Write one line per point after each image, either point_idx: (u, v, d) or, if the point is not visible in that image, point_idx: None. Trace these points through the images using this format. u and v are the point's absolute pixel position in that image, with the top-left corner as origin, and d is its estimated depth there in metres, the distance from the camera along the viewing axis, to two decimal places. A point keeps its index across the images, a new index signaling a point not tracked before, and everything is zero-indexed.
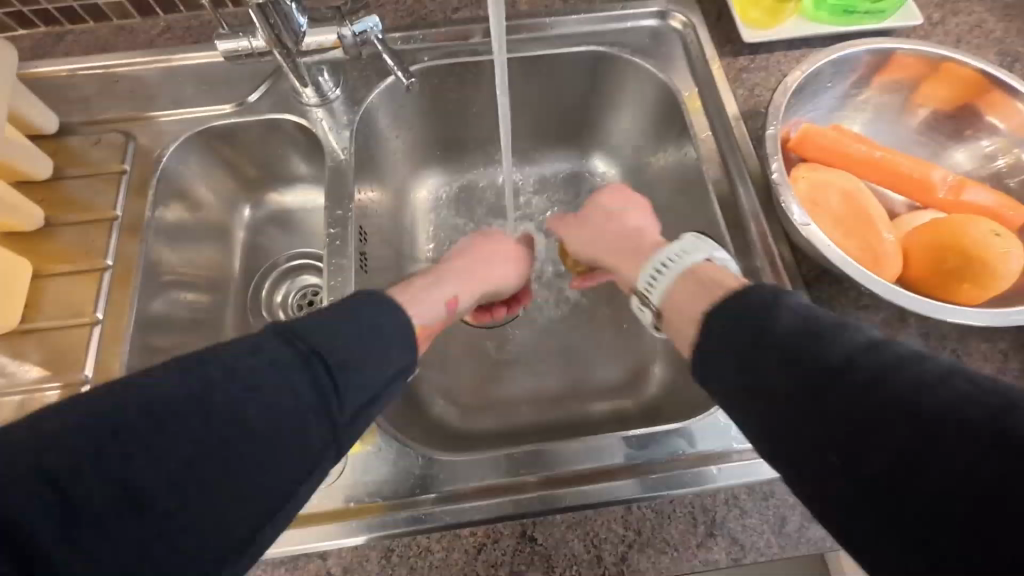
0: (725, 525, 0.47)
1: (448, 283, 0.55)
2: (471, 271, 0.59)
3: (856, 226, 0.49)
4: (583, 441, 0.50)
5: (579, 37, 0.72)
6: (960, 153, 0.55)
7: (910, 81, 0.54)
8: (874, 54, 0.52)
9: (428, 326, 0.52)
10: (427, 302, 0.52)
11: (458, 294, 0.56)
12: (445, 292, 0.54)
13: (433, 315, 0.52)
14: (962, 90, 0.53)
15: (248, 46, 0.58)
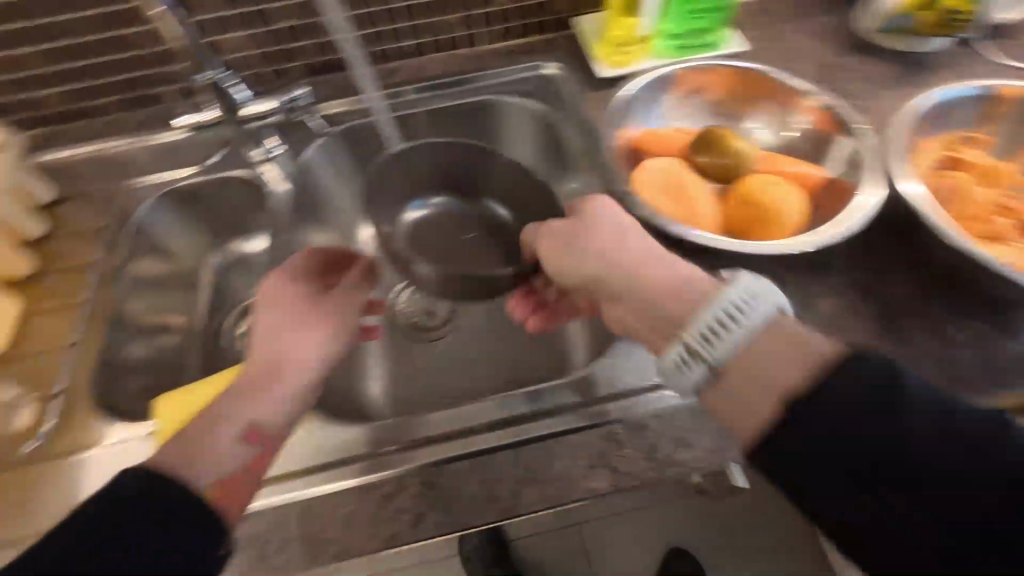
0: (603, 457, 0.53)
1: (229, 416, 0.46)
2: (284, 366, 0.49)
3: (680, 195, 0.60)
4: (477, 403, 0.54)
5: (478, 88, 0.87)
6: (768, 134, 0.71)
7: (712, 87, 0.71)
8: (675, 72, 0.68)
9: (229, 479, 0.43)
10: (236, 453, 0.45)
11: (253, 420, 0.46)
12: (236, 429, 0.46)
13: (226, 461, 0.44)
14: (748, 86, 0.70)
15: (201, 118, 0.74)
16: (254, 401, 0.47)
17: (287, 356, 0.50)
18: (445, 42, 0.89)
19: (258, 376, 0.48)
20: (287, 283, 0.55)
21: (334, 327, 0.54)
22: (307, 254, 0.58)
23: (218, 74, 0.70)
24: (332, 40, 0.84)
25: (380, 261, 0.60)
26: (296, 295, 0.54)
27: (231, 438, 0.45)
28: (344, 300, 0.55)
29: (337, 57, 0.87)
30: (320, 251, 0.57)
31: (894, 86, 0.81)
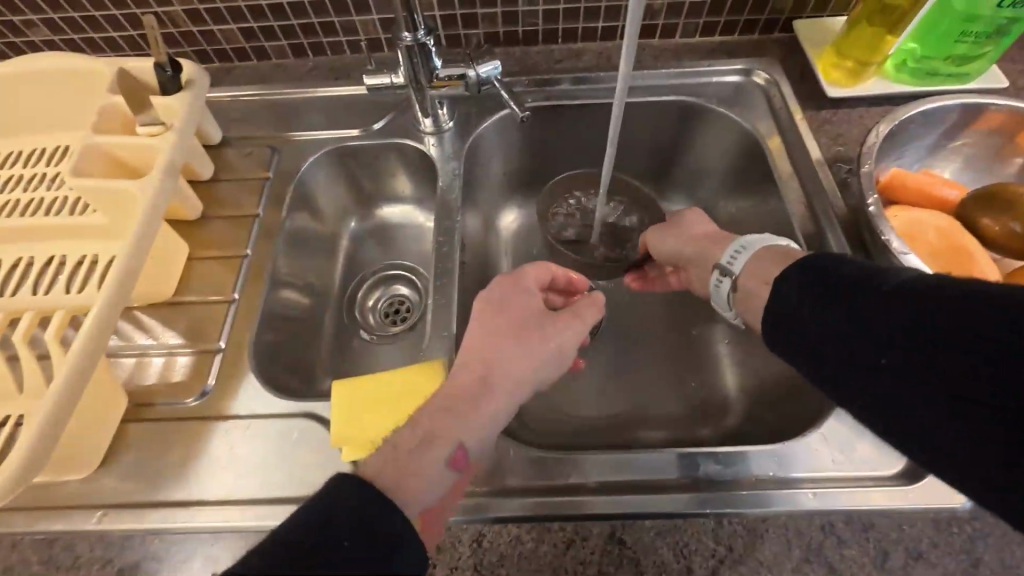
0: (821, 552, 0.45)
1: (441, 429, 0.44)
2: (497, 390, 0.47)
3: (955, 262, 0.50)
4: (658, 452, 0.50)
5: (670, 88, 0.79)
6: None
7: (1007, 134, 0.57)
8: (967, 108, 0.56)
9: (433, 507, 0.43)
10: (436, 477, 0.43)
11: (461, 445, 0.44)
12: (445, 448, 0.43)
13: (438, 484, 0.42)
14: None
15: (389, 81, 0.68)
16: (466, 421, 0.45)
17: (501, 377, 0.48)
18: (640, 29, 0.81)
19: (472, 387, 0.47)
20: (522, 291, 0.53)
21: (546, 358, 0.50)
22: (529, 270, 0.56)
23: (423, 37, 0.64)
24: (525, 11, 0.77)
25: (594, 299, 0.54)
26: (525, 305, 0.52)
27: (438, 461, 0.43)
28: (562, 328, 0.51)
29: (523, 31, 0.80)
30: (550, 269, 0.57)
31: None
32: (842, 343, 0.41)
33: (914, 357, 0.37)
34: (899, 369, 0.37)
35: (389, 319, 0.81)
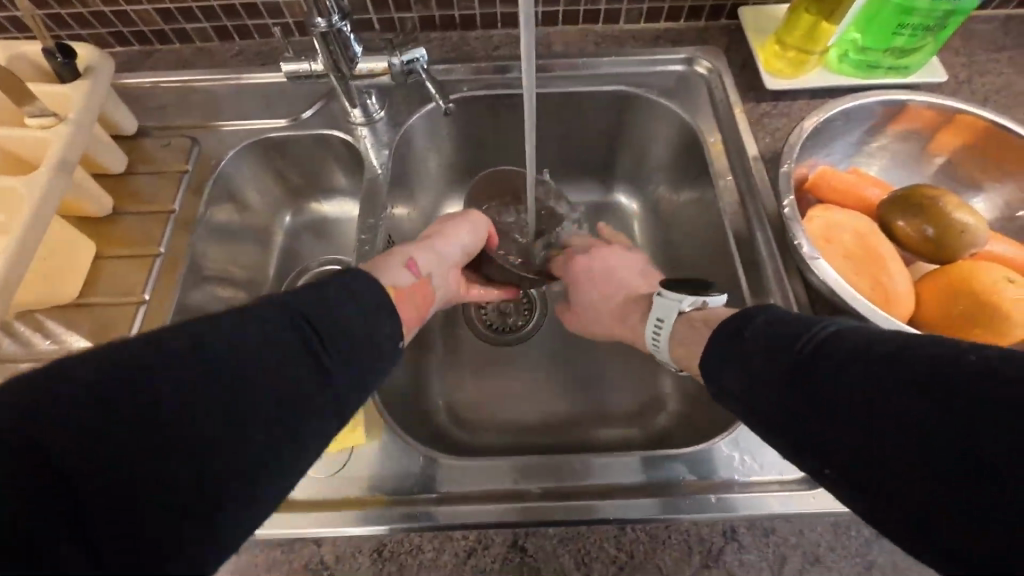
0: (719, 557, 0.45)
1: (403, 249, 0.57)
2: (437, 239, 0.58)
3: (869, 264, 0.49)
4: (581, 457, 0.50)
5: (611, 77, 0.76)
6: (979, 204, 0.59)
7: (927, 132, 0.58)
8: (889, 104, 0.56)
9: (401, 289, 0.53)
10: (396, 269, 0.54)
11: (415, 257, 0.56)
12: (404, 257, 0.56)
13: (396, 277, 0.53)
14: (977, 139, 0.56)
15: (308, 68, 0.65)
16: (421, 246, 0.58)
17: (440, 232, 0.60)
18: (581, 15, 0.78)
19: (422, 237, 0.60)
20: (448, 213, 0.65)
21: (475, 229, 0.62)
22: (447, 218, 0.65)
23: (337, 22, 0.60)
24: None
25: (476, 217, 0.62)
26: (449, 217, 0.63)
27: (398, 258, 0.55)
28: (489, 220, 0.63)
29: (459, 15, 0.76)
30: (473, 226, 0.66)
31: None
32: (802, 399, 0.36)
33: (866, 409, 0.32)
34: (852, 426, 0.33)
35: None
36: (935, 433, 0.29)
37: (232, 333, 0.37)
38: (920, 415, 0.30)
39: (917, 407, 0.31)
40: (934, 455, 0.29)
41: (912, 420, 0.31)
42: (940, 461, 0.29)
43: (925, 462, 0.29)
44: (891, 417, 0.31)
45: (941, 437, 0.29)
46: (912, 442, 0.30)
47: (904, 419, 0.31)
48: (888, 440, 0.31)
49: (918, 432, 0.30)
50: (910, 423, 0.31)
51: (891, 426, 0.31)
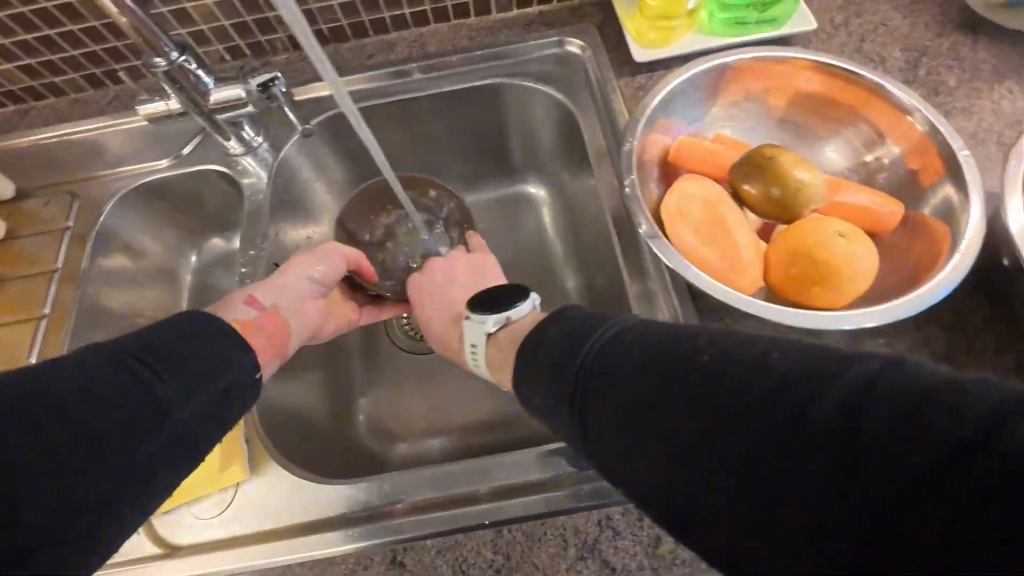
0: (596, 547, 0.45)
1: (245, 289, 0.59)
2: (281, 272, 0.60)
3: (717, 235, 0.47)
4: (460, 463, 0.50)
5: (486, 71, 0.75)
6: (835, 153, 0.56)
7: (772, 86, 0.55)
8: (723, 66, 0.53)
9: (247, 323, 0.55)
10: (237, 307, 0.56)
11: (257, 293, 0.58)
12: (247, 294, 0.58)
13: (238, 315, 0.55)
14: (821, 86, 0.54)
15: (165, 107, 0.64)
16: (270, 283, 0.59)
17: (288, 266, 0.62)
18: (450, 11, 0.76)
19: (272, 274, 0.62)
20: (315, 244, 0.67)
21: (325, 258, 0.63)
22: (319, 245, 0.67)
23: (177, 58, 0.59)
24: (318, 9, 0.72)
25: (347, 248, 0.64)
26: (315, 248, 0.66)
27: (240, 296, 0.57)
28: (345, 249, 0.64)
29: (327, 29, 0.75)
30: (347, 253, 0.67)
31: (1008, 77, 0.64)
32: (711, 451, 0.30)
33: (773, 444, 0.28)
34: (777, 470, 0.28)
35: None
36: (886, 452, 0.25)
37: (76, 372, 0.41)
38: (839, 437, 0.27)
39: (833, 425, 0.27)
40: (901, 482, 0.25)
41: (843, 445, 0.26)
42: (913, 485, 0.24)
43: (896, 494, 0.25)
44: (817, 445, 0.27)
45: (890, 452, 0.25)
46: (864, 469, 0.25)
47: (834, 444, 0.27)
48: (832, 476, 0.26)
49: (863, 455, 0.26)
50: (842, 450, 0.26)
51: (822, 457, 0.27)
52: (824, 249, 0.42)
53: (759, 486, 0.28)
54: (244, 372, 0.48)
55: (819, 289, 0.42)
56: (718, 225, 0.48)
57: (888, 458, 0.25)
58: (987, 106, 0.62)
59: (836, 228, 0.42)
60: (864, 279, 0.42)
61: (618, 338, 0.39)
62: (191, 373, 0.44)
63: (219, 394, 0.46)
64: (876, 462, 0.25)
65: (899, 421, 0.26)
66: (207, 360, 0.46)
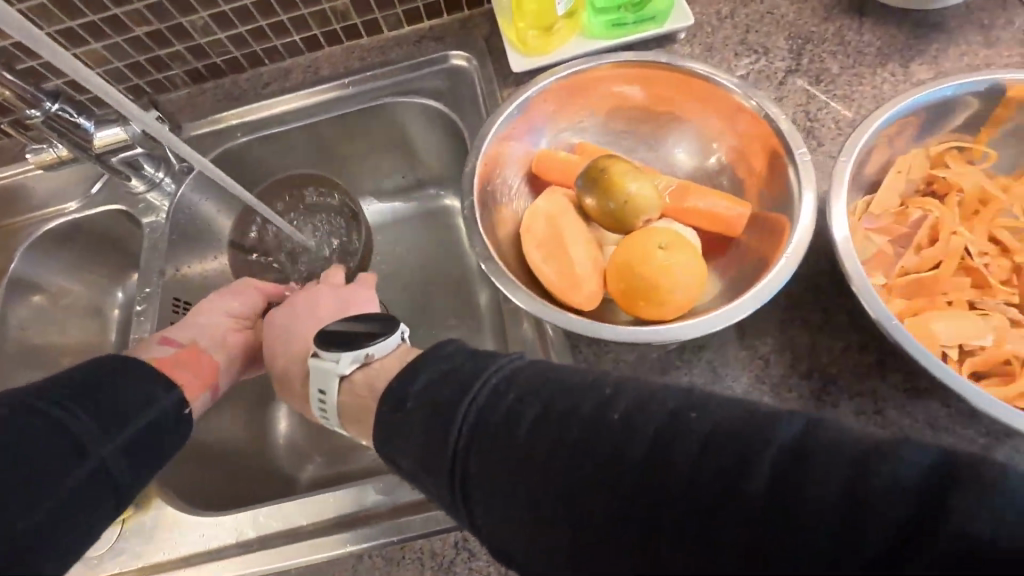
0: (451, 569, 0.46)
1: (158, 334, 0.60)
2: (198, 312, 0.61)
3: (557, 251, 0.47)
4: (333, 490, 0.51)
5: (375, 90, 0.75)
6: (682, 153, 0.55)
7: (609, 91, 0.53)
8: (552, 83, 0.52)
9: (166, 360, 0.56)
10: (155, 348, 0.57)
11: (172, 333, 0.59)
12: (162, 335, 0.59)
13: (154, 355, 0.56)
14: (655, 86, 0.52)
15: (53, 154, 0.65)
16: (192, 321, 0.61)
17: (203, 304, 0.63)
18: (341, 32, 0.76)
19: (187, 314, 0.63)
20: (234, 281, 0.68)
21: (241, 293, 0.64)
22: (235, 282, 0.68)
23: (52, 108, 0.61)
24: (207, 42, 0.73)
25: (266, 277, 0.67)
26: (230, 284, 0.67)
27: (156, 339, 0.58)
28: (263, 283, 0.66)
29: (221, 61, 0.76)
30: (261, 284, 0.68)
31: (893, 59, 0.62)
32: (624, 520, 0.28)
33: (696, 513, 0.27)
34: (701, 540, 0.26)
35: None
36: (820, 521, 0.25)
37: None
38: (769, 504, 0.26)
39: (767, 489, 0.26)
40: (842, 554, 0.24)
41: (776, 515, 0.25)
42: (851, 556, 0.24)
43: (837, 566, 0.24)
44: (750, 515, 0.26)
45: (828, 522, 0.24)
46: (791, 540, 0.25)
47: (772, 512, 0.25)
48: (766, 545, 0.25)
49: (800, 524, 0.25)
50: (776, 521, 0.25)
51: (752, 524, 0.26)
52: (642, 264, 0.41)
53: (691, 539, 0.27)
54: (169, 404, 0.53)
55: (644, 304, 0.42)
56: (557, 240, 0.48)
57: (825, 527, 0.24)
58: (868, 92, 0.60)
59: (654, 241, 0.42)
60: (686, 289, 0.42)
61: (509, 382, 0.36)
62: (100, 415, 0.48)
63: (133, 430, 0.49)
64: (815, 531, 0.25)
65: (832, 483, 0.25)
66: (122, 401, 0.49)
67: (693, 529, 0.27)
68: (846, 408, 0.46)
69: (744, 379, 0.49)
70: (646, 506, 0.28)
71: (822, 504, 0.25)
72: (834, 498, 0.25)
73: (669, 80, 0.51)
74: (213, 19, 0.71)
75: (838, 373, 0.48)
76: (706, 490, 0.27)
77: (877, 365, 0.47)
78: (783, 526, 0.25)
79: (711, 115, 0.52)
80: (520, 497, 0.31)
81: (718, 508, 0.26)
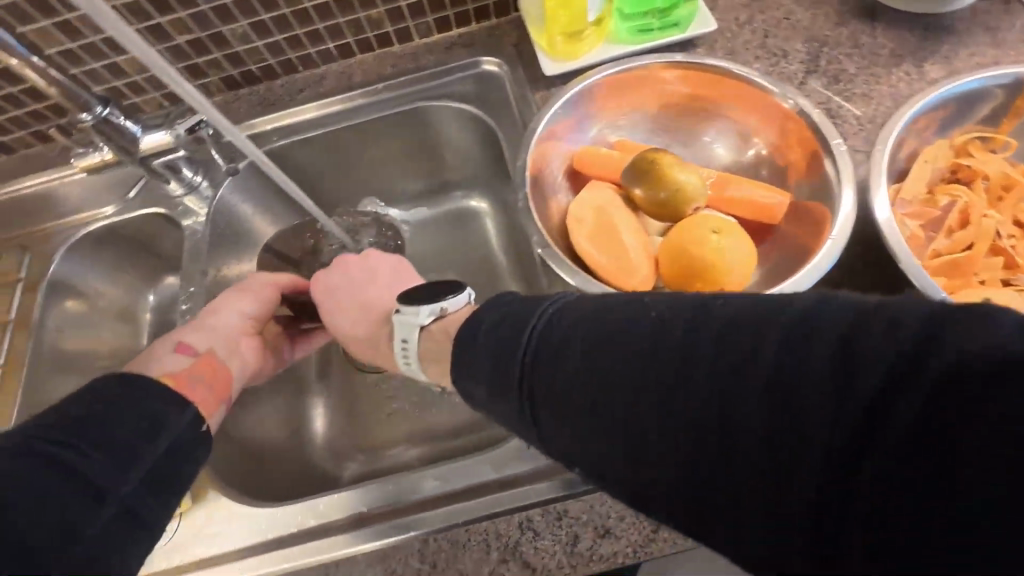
0: (517, 549, 0.47)
1: (169, 339, 0.58)
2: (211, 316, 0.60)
3: (609, 240, 0.50)
4: (394, 478, 0.51)
5: (407, 95, 0.77)
6: (720, 148, 0.58)
7: (652, 91, 0.57)
8: (600, 81, 0.55)
9: (181, 374, 0.55)
10: (169, 358, 0.56)
11: (186, 341, 0.58)
12: (174, 344, 0.57)
13: (168, 366, 0.55)
14: (697, 88, 0.55)
15: (98, 158, 0.66)
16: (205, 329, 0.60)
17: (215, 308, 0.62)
18: (373, 40, 0.79)
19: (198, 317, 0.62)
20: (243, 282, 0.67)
21: (256, 296, 0.64)
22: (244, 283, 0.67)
23: (103, 112, 0.62)
24: (245, 50, 0.75)
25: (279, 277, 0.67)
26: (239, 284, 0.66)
27: (169, 348, 0.57)
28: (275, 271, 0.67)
29: (256, 68, 0.78)
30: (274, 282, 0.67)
31: (905, 60, 0.66)
32: (654, 407, 0.31)
33: (720, 395, 0.29)
34: (721, 419, 0.29)
35: None
36: (826, 391, 0.27)
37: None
38: (781, 383, 0.28)
39: (776, 370, 0.28)
40: (846, 419, 0.27)
41: (781, 388, 0.28)
42: (855, 422, 0.26)
43: (846, 433, 0.27)
44: (764, 393, 0.28)
45: (834, 392, 0.27)
46: (798, 411, 0.27)
47: (781, 387, 0.28)
48: (775, 416, 0.28)
49: (805, 395, 0.27)
50: (783, 394, 0.28)
51: (764, 401, 0.28)
52: (699, 247, 0.44)
53: (711, 418, 0.29)
54: (184, 426, 0.49)
55: (701, 286, 0.44)
56: (609, 229, 0.50)
57: (831, 396, 0.27)
58: (884, 91, 0.64)
59: (708, 226, 0.44)
60: (739, 271, 0.44)
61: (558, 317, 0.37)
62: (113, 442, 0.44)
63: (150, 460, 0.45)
64: (818, 398, 0.27)
65: (838, 359, 0.27)
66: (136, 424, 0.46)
67: (712, 408, 0.30)
68: None
69: None
70: (674, 392, 0.31)
71: (825, 375, 0.27)
72: (837, 366, 0.27)
73: (710, 82, 0.55)
74: (252, 28, 0.73)
75: None
76: (724, 376, 0.30)
77: None
78: (785, 397, 0.28)
79: (750, 112, 0.55)
80: (575, 401, 0.34)
81: (731, 390, 0.29)
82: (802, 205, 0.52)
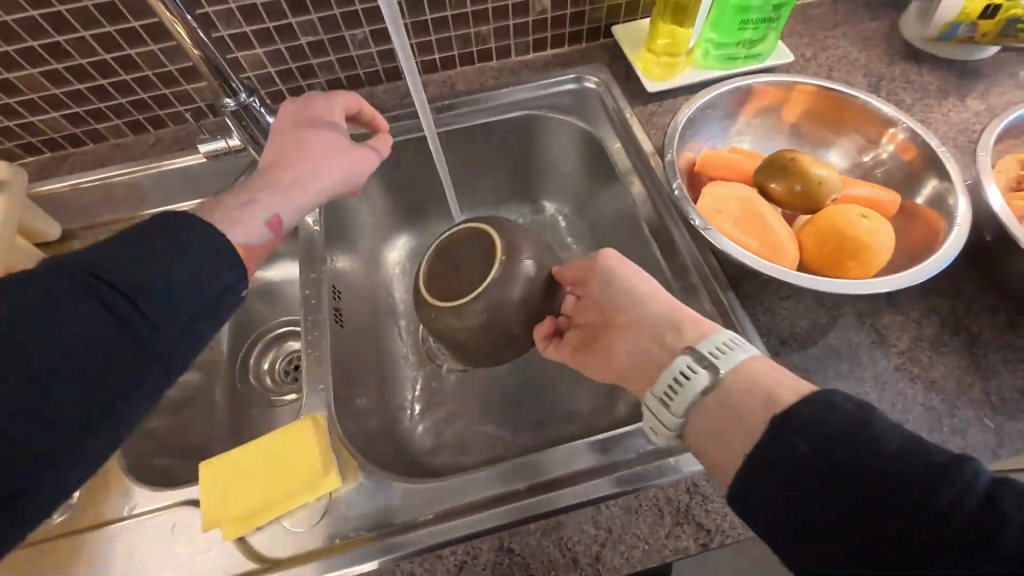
0: (689, 512, 0.49)
1: (255, 200, 0.52)
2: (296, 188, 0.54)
3: (757, 225, 0.55)
4: (555, 450, 0.53)
5: (513, 104, 0.83)
6: (835, 156, 0.68)
7: (777, 105, 0.67)
8: (739, 91, 0.65)
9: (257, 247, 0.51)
10: (249, 226, 0.51)
11: (275, 213, 0.53)
12: (261, 213, 0.52)
13: (249, 235, 0.51)
14: (818, 105, 0.66)
15: (226, 145, 0.68)
16: (283, 198, 0.54)
17: (297, 172, 0.55)
18: (475, 54, 0.85)
19: (279, 180, 0.54)
20: (321, 133, 0.58)
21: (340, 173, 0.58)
22: (321, 124, 0.59)
23: (245, 99, 0.63)
24: (358, 55, 0.79)
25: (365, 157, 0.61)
26: (319, 138, 0.58)
27: (252, 216, 0.51)
28: (350, 151, 0.59)
29: (364, 73, 0.82)
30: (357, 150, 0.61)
31: (951, 95, 0.77)
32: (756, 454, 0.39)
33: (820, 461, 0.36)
34: (810, 482, 0.36)
35: (289, 375, 0.79)
36: (906, 492, 0.33)
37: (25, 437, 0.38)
38: (872, 472, 0.34)
39: (872, 459, 0.35)
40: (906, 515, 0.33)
41: (866, 475, 0.34)
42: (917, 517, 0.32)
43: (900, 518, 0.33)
44: (854, 472, 0.35)
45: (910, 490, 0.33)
46: (877, 494, 0.34)
47: (869, 473, 0.34)
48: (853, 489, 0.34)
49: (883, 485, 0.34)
50: (867, 478, 0.34)
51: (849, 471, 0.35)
52: (854, 227, 0.51)
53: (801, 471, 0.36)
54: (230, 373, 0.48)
55: (854, 262, 0.51)
56: (755, 217, 0.56)
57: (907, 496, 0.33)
58: (939, 119, 0.75)
59: (858, 211, 0.52)
60: (886, 250, 0.51)
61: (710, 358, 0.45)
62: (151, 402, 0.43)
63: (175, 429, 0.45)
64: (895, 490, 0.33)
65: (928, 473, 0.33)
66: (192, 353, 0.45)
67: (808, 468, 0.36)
68: (993, 358, 0.56)
69: (904, 340, 0.58)
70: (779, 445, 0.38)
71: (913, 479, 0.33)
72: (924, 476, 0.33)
73: (834, 102, 0.65)
74: (371, 35, 0.77)
75: (978, 330, 0.58)
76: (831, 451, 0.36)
77: (1009, 324, 0.58)
78: (867, 482, 0.34)
79: (862, 128, 0.65)
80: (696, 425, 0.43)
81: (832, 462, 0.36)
82: (910, 206, 0.61)
